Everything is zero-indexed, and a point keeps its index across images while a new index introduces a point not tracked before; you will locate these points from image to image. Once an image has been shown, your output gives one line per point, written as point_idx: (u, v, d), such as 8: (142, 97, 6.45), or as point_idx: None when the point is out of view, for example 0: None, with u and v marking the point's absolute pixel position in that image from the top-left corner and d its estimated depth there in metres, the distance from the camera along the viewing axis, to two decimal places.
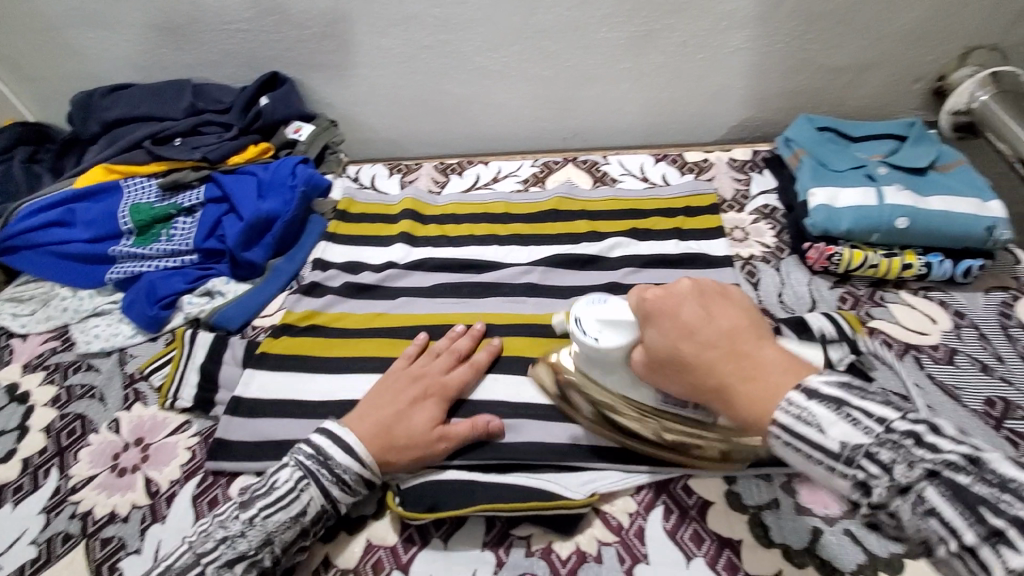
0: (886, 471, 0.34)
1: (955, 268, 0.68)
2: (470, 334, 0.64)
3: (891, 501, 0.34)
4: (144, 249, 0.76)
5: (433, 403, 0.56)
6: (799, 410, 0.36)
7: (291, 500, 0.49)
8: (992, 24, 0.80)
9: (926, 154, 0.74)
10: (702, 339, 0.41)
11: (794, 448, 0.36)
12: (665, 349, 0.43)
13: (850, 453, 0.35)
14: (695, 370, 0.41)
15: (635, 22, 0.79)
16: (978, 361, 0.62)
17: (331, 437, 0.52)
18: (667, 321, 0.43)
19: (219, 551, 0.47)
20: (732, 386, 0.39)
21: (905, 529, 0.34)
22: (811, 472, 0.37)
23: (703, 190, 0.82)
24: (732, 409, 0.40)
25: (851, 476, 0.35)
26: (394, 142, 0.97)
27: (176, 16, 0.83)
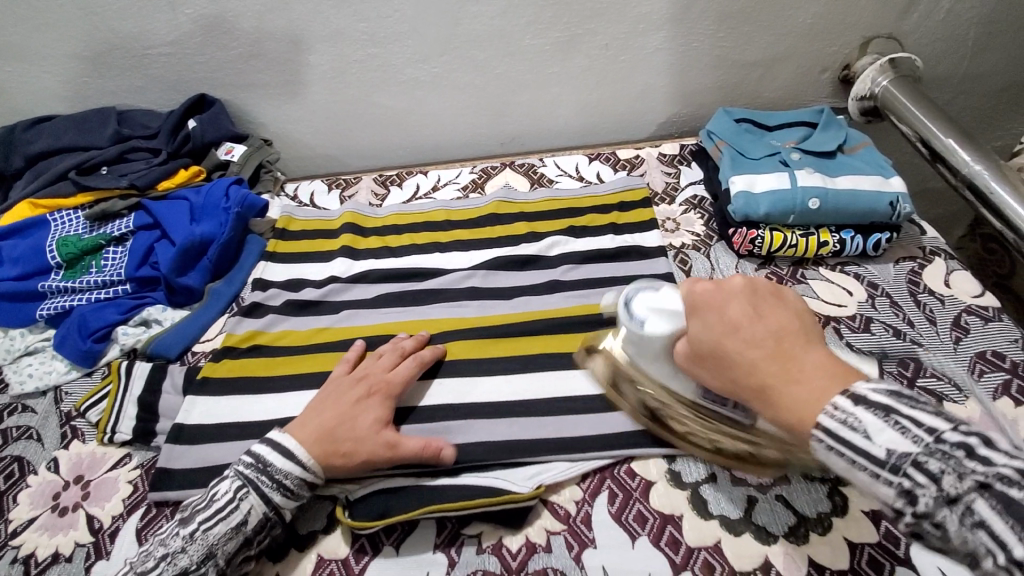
0: (934, 481, 0.34)
1: (866, 242, 0.73)
2: (415, 337, 0.65)
3: (937, 512, 0.34)
4: (73, 282, 0.74)
5: (378, 404, 0.57)
6: (842, 413, 0.38)
7: (231, 510, 0.50)
8: (886, 15, 0.86)
9: (835, 139, 0.79)
10: (747, 337, 0.44)
11: (835, 449, 0.38)
12: (710, 342, 0.45)
13: (896, 461, 0.36)
14: (738, 364, 0.43)
15: (558, 27, 0.82)
16: (891, 327, 0.68)
17: (271, 444, 0.54)
18: (718, 314, 0.46)
19: (161, 567, 0.48)
20: (774, 382, 0.41)
21: (954, 545, 0.33)
22: (854, 479, 0.37)
23: (635, 185, 0.85)
24: (770, 405, 0.41)
25: (896, 484, 0.35)
26: (333, 158, 0.97)
27: (94, 43, 0.81)
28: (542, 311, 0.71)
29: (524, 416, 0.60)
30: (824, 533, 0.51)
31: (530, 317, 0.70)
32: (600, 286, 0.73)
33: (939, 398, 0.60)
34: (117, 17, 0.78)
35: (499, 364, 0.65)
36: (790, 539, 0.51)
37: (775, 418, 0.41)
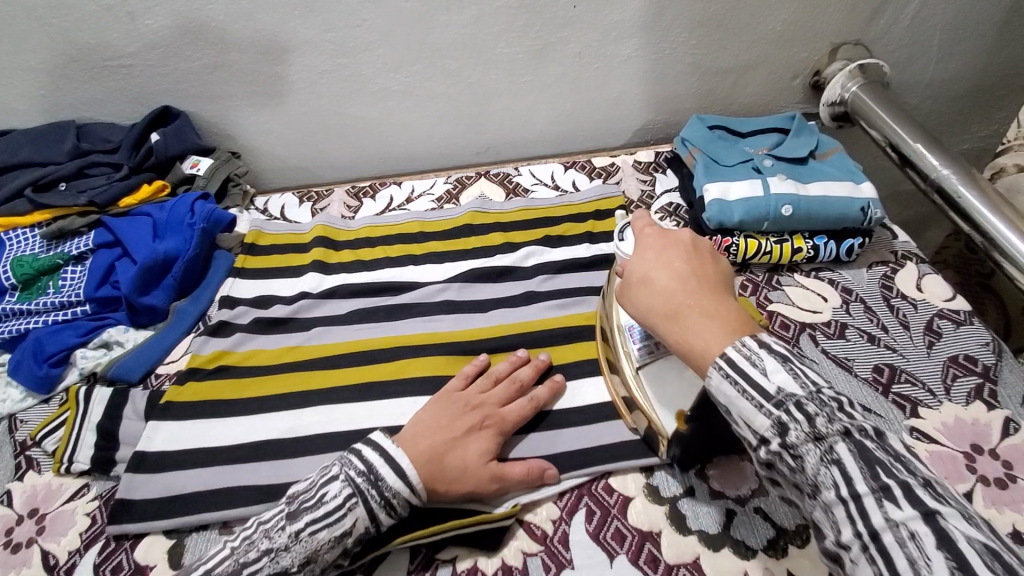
0: (808, 420, 0.39)
1: (839, 248, 0.73)
2: (534, 365, 0.62)
3: (803, 446, 0.38)
4: (28, 304, 0.71)
5: (489, 436, 0.55)
6: (749, 354, 0.42)
7: (337, 519, 0.47)
8: (853, 22, 0.87)
9: (806, 145, 0.79)
10: (677, 269, 0.49)
11: (733, 379, 0.41)
12: (643, 274, 0.50)
13: (782, 397, 0.40)
14: (664, 295, 0.48)
15: (530, 36, 0.81)
16: (865, 332, 0.68)
17: (387, 454, 0.51)
18: (655, 254, 0.51)
19: (262, 563, 0.46)
20: (689, 313, 0.46)
21: (801, 473, 0.39)
22: (736, 408, 0.41)
23: (611, 193, 0.85)
24: (679, 333, 0.46)
25: (773, 415, 0.40)
26: (304, 169, 0.95)
27: (50, 55, 0.78)
28: (517, 324, 0.69)
29: None
30: (802, 546, 0.51)
31: (506, 330, 0.69)
32: (576, 297, 0.72)
33: (912, 404, 0.62)
34: (73, 29, 0.76)
35: None
36: (768, 553, 0.51)
37: (680, 345, 0.46)
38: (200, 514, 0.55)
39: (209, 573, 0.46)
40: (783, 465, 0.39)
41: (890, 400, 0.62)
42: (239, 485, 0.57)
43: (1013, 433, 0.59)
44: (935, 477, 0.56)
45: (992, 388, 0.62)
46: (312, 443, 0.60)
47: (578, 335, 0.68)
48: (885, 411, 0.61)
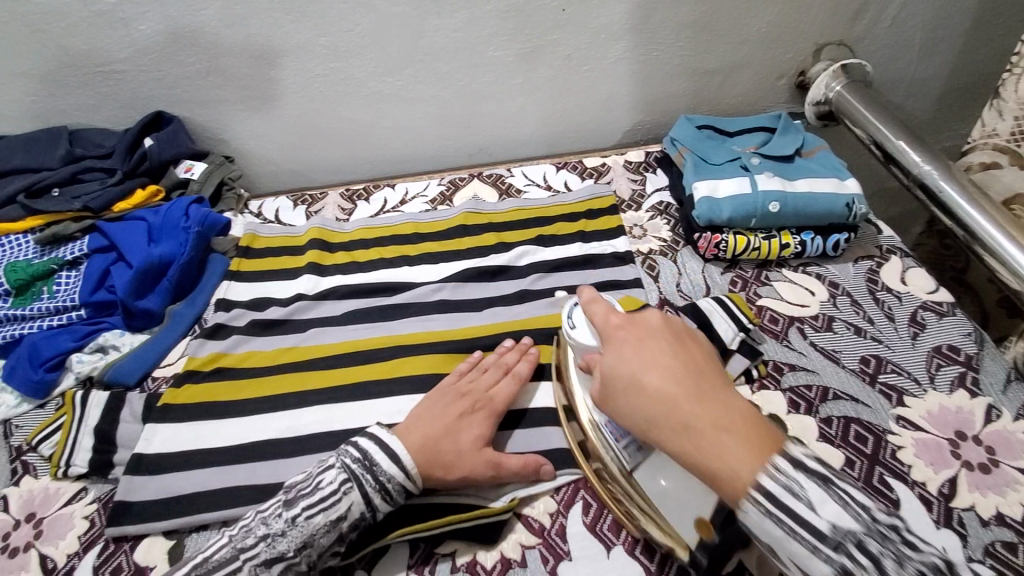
0: (875, 563, 0.35)
1: (825, 243, 0.75)
2: (518, 350, 0.64)
3: (836, 555, 0.36)
4: (23, 310, 0.71)
5: (481, 420, 0.57)
6: (840, 543, 0.36)
7: (332, 502, 0.49)
8: (836, 23, 0.89)
9: (792, 143, 0.81)
10: (662, 388, 0.44)
11: (775, 518, 0.37)
12: (629, 376, 0.45)
13: (840, 536, 0.36)
14: (663, 404, 0.43)
15: (520, 39, 0.83)
16: (852, 325, 0.69)
17: (381, 443, 0.53)
18: (634, 351, 0.47)
19: (258, 549, 0.48)
20: (696, 423, 0.41)
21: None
22: (786, 549, 0.37)
23: (602, 193, 0.86)
24: (695, 451, 0.41)
25: (811, 533, 0.37)
26: (298, 173, 0.96)
27: (42, 61, 0.78)
28: (512, 321, 0.70)
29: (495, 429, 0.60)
30: None
31: (500, 329, 0.70)
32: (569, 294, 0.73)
33: (898, 394, 0.63)
34: (65, 35, 0.76)
35: None
36: None
37: (700, 465, 0.40)
38: (200, 515, 0.55)
39: (207, 560, 0.47)
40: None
41: (877, 390, 0.63)
42: (239, 485, 0.57)
43: (995, 419, 0.61)
44: (921, 463, 0.58)
45: (974, 376, 0.64)
46: (311, 442, 0.60)
47: None
48: (872, 400, 0.62)
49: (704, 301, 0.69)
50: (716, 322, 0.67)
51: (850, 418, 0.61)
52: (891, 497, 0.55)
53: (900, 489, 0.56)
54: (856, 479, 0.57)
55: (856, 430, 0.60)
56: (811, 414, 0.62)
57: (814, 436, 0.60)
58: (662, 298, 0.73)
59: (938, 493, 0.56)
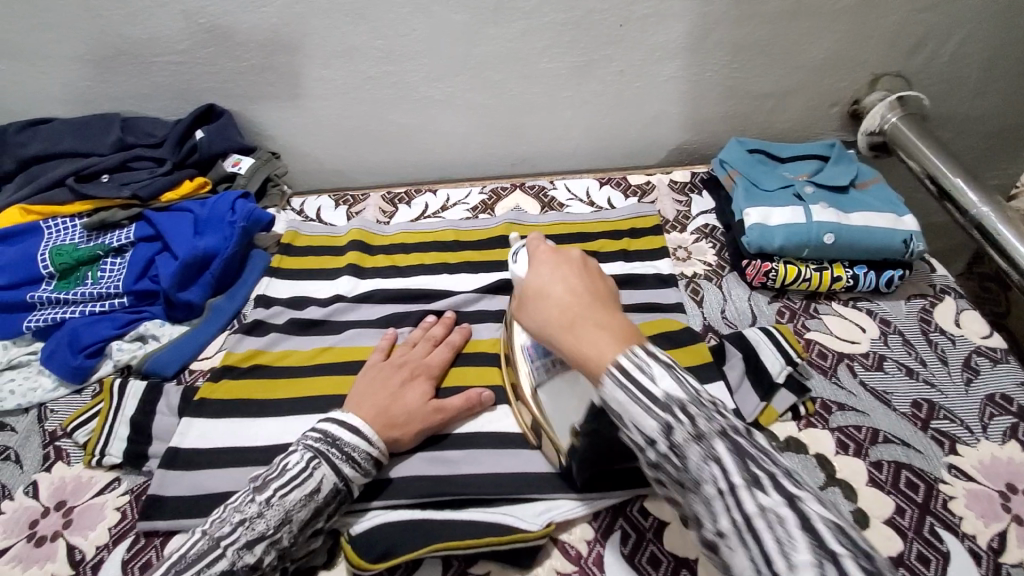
0: (688, 421, 0.36)
1: (878, 279, 0.73)
2: (444, 321, 0.69)
3: (686, 446, 0.35)
4: (65, 294, 0.71)
5: (422, 379, 0.61)
6: (705, 449, 0.35)
7: (303, 479, 0.50)
8: (895, 53, 0.87)
9: (848, 174, 0.79)
10: (559, 299, 0.45)
11: (620, 384, 0.38)
12: (535, 291, 0.47)
13: (670, 401, 0.36)
14: (559, 309, 0.44)
15: (574, 52, 0.82)
16: (903, 366, 0.67)
17: (336, 420, 0.55)
18: (549, 272, 0.48)
19: (238, 533, 0.48)
20: (581, 325, 0.43)
21: (687, 471, 0.35)
22: (628, 415, 0.38)
23: (647, 212, 0.84)
24: (573, 348, 0.42)
25: (661, 419, 0.36)
26: (340, 172, 0.96)
27: (101, 48, 0.79)
28: None
29: (533, 449, 0.59)
30: None
31: None
32: None
33: (951, 441, 0.61)
34: (125, 24, 0.77)
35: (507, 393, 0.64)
36: None
37: (574, 358, 0.42)
38: None
39: (184, 554, 0.47)
40: (671, 469, 0.36)
41: (929, 436, 0.61)
42: None
43: None
44: (973, 516, 0.55)
45: None
46: None
47: None
48: (924, 447, 0.60)
49: (750, 330, 0.68)
50: (762, 352, 0.65)
51: (901, 463, 0.59)
52: (942, 550, 0.53)
53: (951, 542, 0.53)
54: (906, 528, 0.54)
55: (907, 476, 0.58)
56: (860, 456, 0.59)
57: (863, 480, 0.58)
58: (707, 325, 0.72)
59: (989, 548, 0.53)
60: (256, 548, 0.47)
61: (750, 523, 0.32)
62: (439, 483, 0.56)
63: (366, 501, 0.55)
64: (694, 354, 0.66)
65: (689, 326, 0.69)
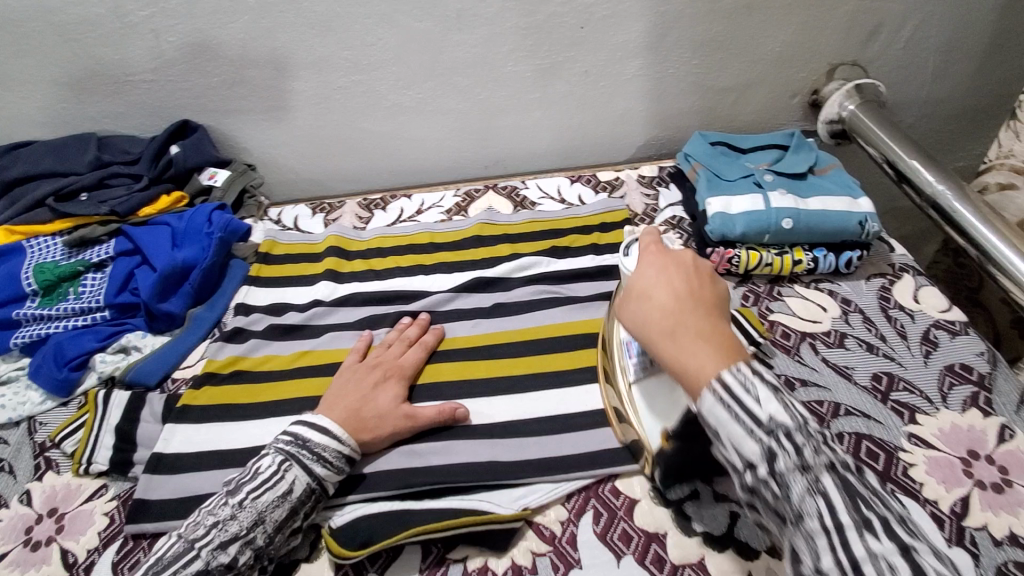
0: (797, 451, 0.38)
1: (838, 260, 0.75)
2: (418, 323, 0.71)
3: (792, 476, 0.38)
4: (49, 310, 0.73)
5: (394, 382, 0.63)
6: (814, 486, 0.38)
7: (275, 481, 0.52)
8: (850, 44, 0.91)
9: (805, 161, 0.82)
10: (665, 304, 0.46)
11: (726, 403, 0.40)
12: (639, 287, 0.49)
13: (775, 426, 0.39)
14: (660, 311, 0.46)
15: (537, 55, 0.84)
16: (864, 342, 0.70)
17: (306, 424, 0.57)
18: (655, 270, 0.50)
19: (212, 535, 0.49)
20: (683, 331, 0.44)
21: (788, 500, 0.38)
22: (727, 432, 0.40)
23: (615, 207, 0.87)
24: (673, 347, 0.44)
25: (764, 443, 0.39)
26: (317, 181, 0.98)
27: (76, 70, 0.81)
28: (525, 330, 0.72)
29: (506, 437, 0.61)
30: None
31: (513, 337, 0.71)
32: (581, 305, 0.74)
33: (911, 411, 0.63)
34: (98, 46, 0.79)
35: (481, 385, 0.66)
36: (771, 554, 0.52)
37: (672, 361, 0.44)
38: None
39: (159, 560, 0.48)
40: (769, 493, 0.39)
41: (889, 407, 0.64)
42: None
43: (1008, 439, 0.60)
44: (933, 481, 0.58)
45: (987, 396, 0.64)
46: None
47: (586, 342, 0.69)
48: (884, 418, 0.63)
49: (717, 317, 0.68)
50: None
51: (862, 434, 0.61)
52: (903, 514, 0.55)
53: (910, 506, 0.56)
54: None
55: (868, 447, 0.60)
56: (822, 429, 0.62)
57: None
58: None
59: (949, 511, 0.55)
60: (230, 549, 0.49)
61: (857, 567, 0.35)
62: (416, 473, 0.58)
63: (342, 496, 0.57)
64: None
65: None
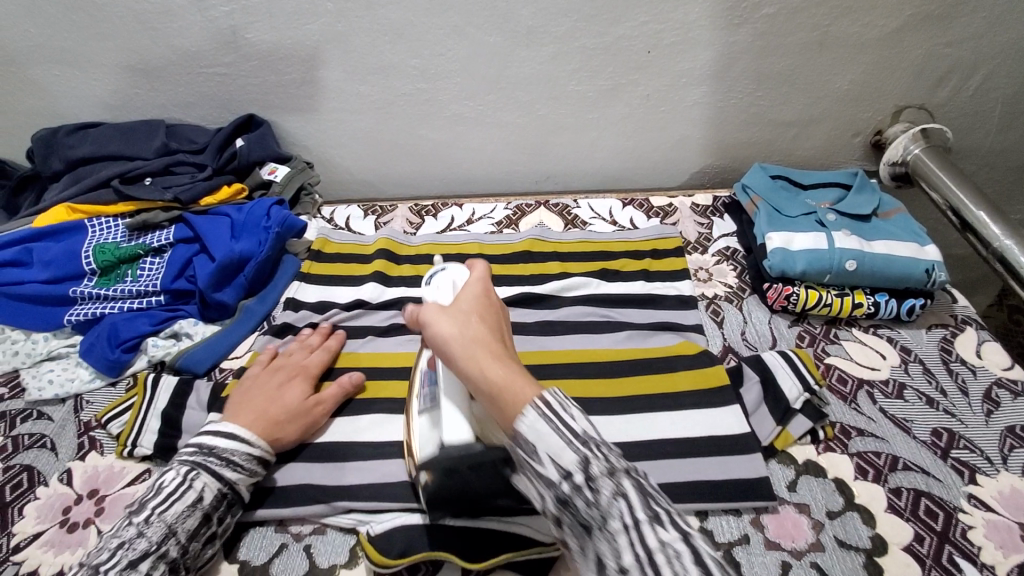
0: (604, 460, 0.38)
1: (900, 306, 0.73)
2: (321, 329, 0.71)
3: (601, 479, 0.37)
4: (106, 290, 0.74)
5: (300, 382, 0.63)
6: (617, 485, 0.37)
7: (182, 491, 0.51)
8: (919, 87, 0.89)
9: (870, 202, 0.80)
10: (477, 328, 0.47)
11: (546, 417, 0.39)
12: (456, 307, 0.49)
13: (586, 437, 0.39)
14: (469, 333, 0.46)
15: (602, 76, 0.84)
16: (924, 395, 0.67)
17: (210, 432, 0.56)
18: (469, 295, 0.50)
19: (120, 555, 0.47)
20: (495, 355, 0.44)
21: (596, 508, 0.37)
22: (546, 446, 0.39)
23: (668, 234, 0.86)
24: (485, 368, 0.43)
25: (580, 452, 0.38)
26: (371, 184, 0.99)
27: (151, 58, 0.83)
28: (570, 352, 0.71)
29: None
30: None
31: (562, 358, 0.70)
32: (631, 332, 0.73)
33: (971, 471, 0.60)
34: (174, 36, 0.81)
35: None
36: None
37: (489, 381, 0.43)
38: (259, 512, 0.57)
39: None
40: (583, 504, 0.37)
41: (949, 465, 0.61)
42: (297, 483, 0.59)
43: None
44: (991, 545, 0.55)
45: None
46: (369, 450, 0.61)
47: (637, 369, 0.68)
48: (944, 476, 0.60)
49: (769, 354, 0.69)
50: (780, 377, 0.66)
51: (920, 491, 0.59)
52: None
53: (970, 570, 0.53)
54: (924, 556, 0.54)
55: (926, 505, 0.58)
56: (879, 482, 0.60)
57: (882, 506, 0.58)
58: (726, 346, 0.73)
59: None
60: (141, 566, 0.47)
61: (650, 560, 0.34)
62: None
63: (383, 503, 0.57)
64: (711, 377, 0.67)
65: (705, 349, 0.70)
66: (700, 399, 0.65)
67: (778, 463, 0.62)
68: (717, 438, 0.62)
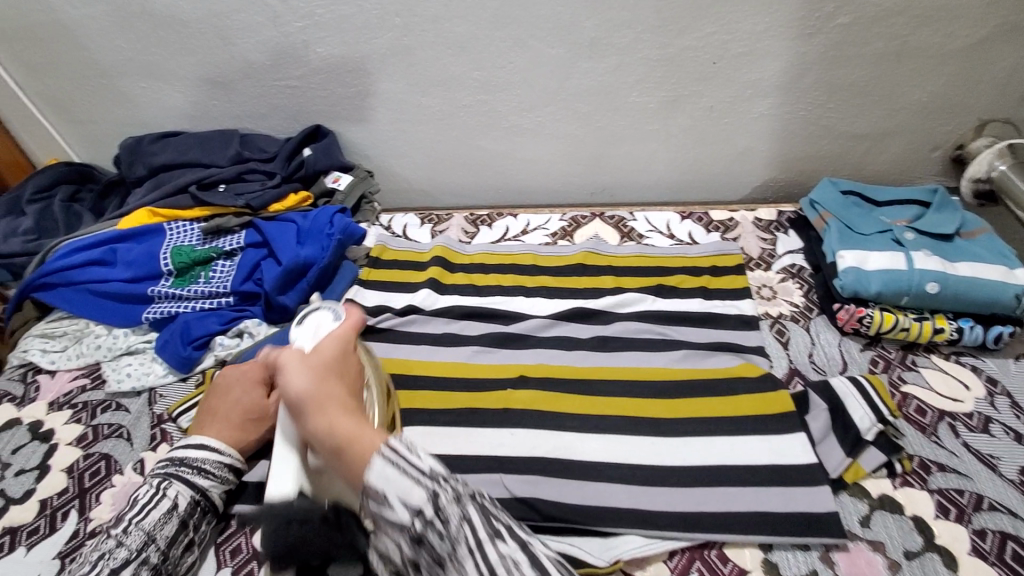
0: (450, 494, 0.39)
1: (985, 334, 0.68)
2: None
3: (448, 505, 0.38)
4: (181, 290, 0.79)
5: (259, 385, 0.62)
6: (459, 506, 0.38)
7: (156, 500, 0.53)
8: (1005, 101, 0.83)
9: (952, 220, 0.75)
10: (328, 381, 0.47)
11: (391, 462, 0.40)
12: (313, 361, 0.49)
13: (431, 475, 0.39)
14: (324, 386, 0.47)
15: (665, 87, 0.83)
16: (1012, 430, 0.62)
17: (179, 446, 0.58)
18: (329, 347, 0.51)
19: (100, 565, 0.48)
20: (343, 410, 0.45)
21: (447, 535, 0.37)
22: (393, 487, 0.39)
23: (729, 250, 0.83)
24: (332, 426, 0.44)
25: (427, 487, 0.39)
26: (428, 193, 1.01)
27: (228, 71, 0.88)
28: (625, 369, 0.69)
29: (606, 480, 0.59)
30: None
31: (618, 375, 0.69)
32: (688, 350, 0.71)
33: None
34: (251, 51, 0.85)
35: (583, 420, 0.64)
36: None
37: (339, 435, 0.43)
38: None
39: None
40: (433, 536, 0.37)
41: None
42: None
43: None
44: None
45: None
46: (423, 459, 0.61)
47: (695, 389, 0.66)
48: None
49: (840, 380, 0.65)
50: (850, 407, 0.62)
51: (1007, 534, 0.54)
52: None
53: None
54: None
55: (1014, 549, 0.53)
56: (961, 522, 0.55)
57: (964, 548, 0.54)
58: (792, 369, 0.70)
59: None
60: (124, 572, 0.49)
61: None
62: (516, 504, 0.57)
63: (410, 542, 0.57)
64: (774, 400, 0.64)
65: (769, 371, 0.68)
66: (763, 424, 0.62)
67: (850, 496, 0.58)
68: (780, 466, 0.59)
